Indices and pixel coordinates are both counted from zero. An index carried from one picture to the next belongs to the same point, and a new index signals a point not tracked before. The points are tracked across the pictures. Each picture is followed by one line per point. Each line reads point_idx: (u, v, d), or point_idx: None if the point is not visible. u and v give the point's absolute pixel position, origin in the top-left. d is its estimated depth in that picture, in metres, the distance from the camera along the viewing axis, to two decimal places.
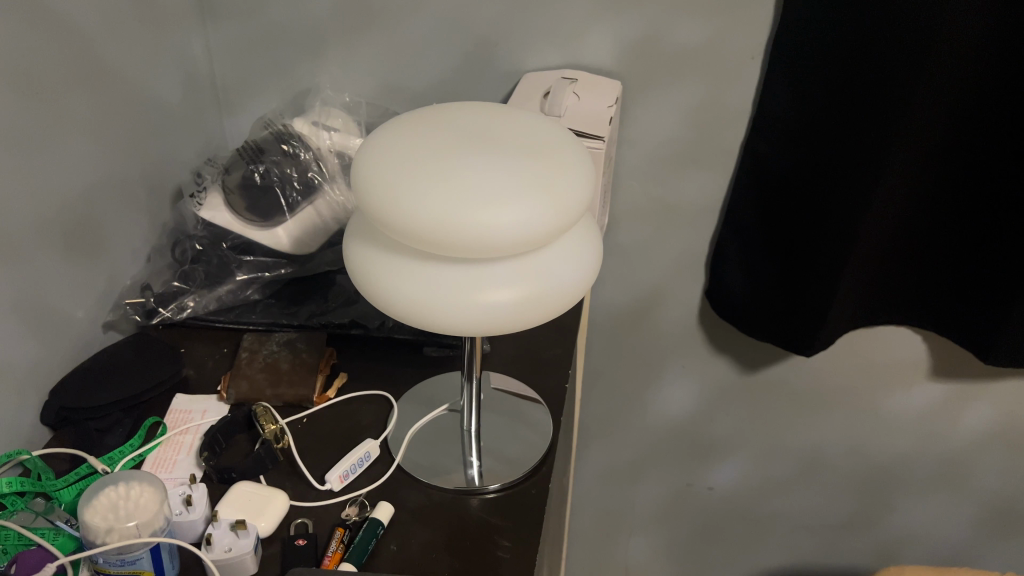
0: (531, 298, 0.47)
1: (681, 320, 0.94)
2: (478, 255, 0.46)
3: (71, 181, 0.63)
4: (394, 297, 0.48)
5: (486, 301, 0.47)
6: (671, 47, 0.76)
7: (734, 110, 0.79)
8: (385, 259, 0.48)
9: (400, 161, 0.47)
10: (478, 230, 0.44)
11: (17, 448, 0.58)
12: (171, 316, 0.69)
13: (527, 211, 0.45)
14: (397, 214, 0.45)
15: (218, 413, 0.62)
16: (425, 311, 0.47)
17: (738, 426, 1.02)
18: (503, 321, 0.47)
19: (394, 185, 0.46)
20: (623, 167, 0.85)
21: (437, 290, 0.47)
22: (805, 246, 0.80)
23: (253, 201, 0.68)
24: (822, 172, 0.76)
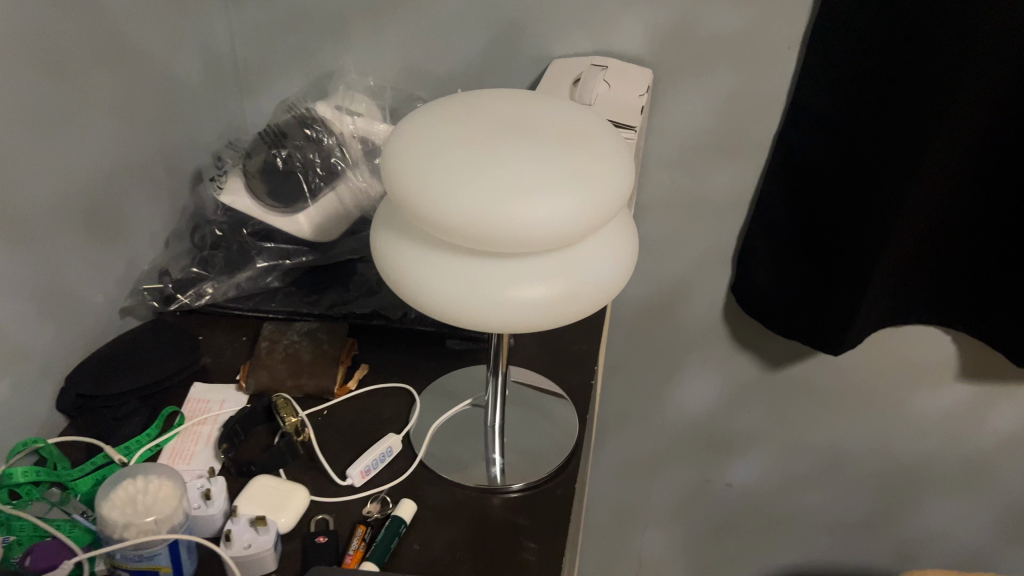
0: (566, 296, 0.45)
1: (706, 315, 0.92)
2: (513, 249, 0.44)
3: (91, 163, 0.61)
4: (424, 292, 0.46)
5: (521, 298, 0.45)
6: (705, 35, 0.74)
7: (768, 101, 0.76)
8: (415, 252, 0.46)
9: (433, 152, 0.45)
10: (516, 224, 0.42)
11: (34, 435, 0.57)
12: (189, 303, 0.67)
13: (566, 205, 0.43)
14: (430, 208, 0.43)
15: (236, 404, 0.60)
16: (456, 308, 0.45)
17: (760, 423, 1.00)
18: (537, 318, 0.46)
19: (428, 178, 0.44)
20: (651, 158, 0.83)
21: (470, 286, 0.45)
22: (838, 244, 0.78)
23: (275, 185, 0.67)
24: (858, 168, 0.73)
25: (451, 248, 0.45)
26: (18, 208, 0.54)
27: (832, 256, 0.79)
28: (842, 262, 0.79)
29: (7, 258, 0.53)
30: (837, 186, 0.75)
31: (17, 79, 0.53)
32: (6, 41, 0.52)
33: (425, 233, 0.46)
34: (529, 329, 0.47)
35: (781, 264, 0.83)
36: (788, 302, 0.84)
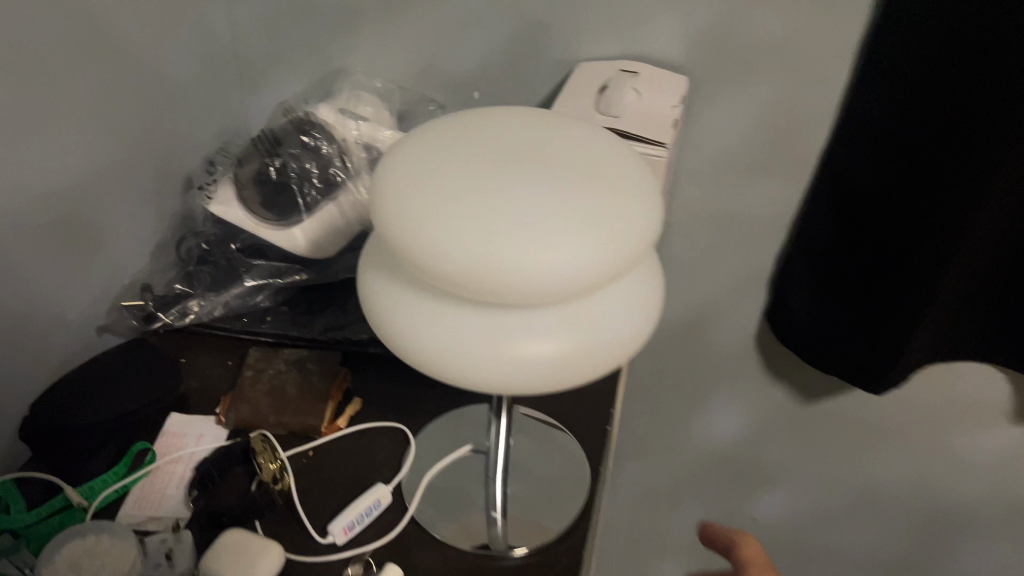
0: (573, 356, 0.39)
1: (737, 343, 0.86)
2: (509, 299, 0.38)
3: (69, 174, 0.56)
4: (413, 341, 0.40)
5: (521, 357, 0.39)
6: (749, 41, 0.66)
7: (817, 116, 0.69)
8: (401, 293, 0.41)
9: (429, 183, 0.39)
10: (517, 275, 0.36)
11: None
12: (172, 322, 0.62)
13: (577, 254, 0.37)
14: (423, 249, 0.37)
15: (215, 440, 0.55)
16: (448, 362, 0.39)
17: (790, 458, 0.94)
18: (540, 378, 0.39)
19: (423, 214, 0.38)
20: (682, 172, 0.76)
21: (464, 340, 0.39)
22: (882, 277, 0.70)
23: (269, 196, 0.61)
24: (908, 198, 0.64)
25: (444, 295, 0.39)
26: None
27: (877, 291, 0.71)
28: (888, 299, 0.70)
29: None
30: (886, 217, 0.67)
31: None
32: None
33: (416, 275, 0.39)
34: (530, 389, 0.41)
35: (822, 293, 0.76)
36: (825, 336, 0.77)
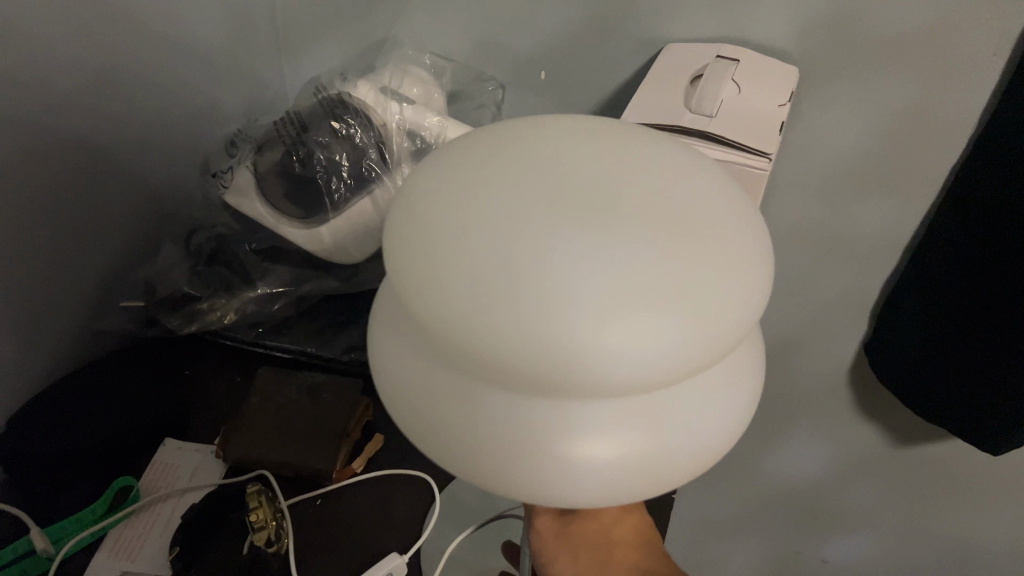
0: (653, 460, 0.28)
1: (825, 375, 0.76)
2: (556, 393, 0.25)
3: (48, 158, 0.48)
4: (436, 426, 0.29)
5: (583, 466, 0.27)
6: (878, 31, 0.54)
7: (951, 127, 0.57)
8: (412, 367, 0.29)
9: (449, 218, 0.26)
10: (586, 370, 0.24)
11: None
12: (175, 327, 0.54)
13: (670, 337, 0.24)
14: (446, 318, 0.25)
15: (209, 475, 0.48)
16: (483, 466, 0.28)
17: (873, 504, 0.83)
18: (605, 489, 0.28)
19: (444, 271, 0.25)
20: (779, 177, 0.65)
21: (502, 439, 0.27)
22: (1013, 323, 0.56)
23: (292, 190, 0.52)
24: None
25: (474, 377, 0.27)
26: None
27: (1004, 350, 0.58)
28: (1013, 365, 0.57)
29: None
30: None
31: None
32: None
33: (437, 347, 0.28)
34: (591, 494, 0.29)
35: (936, 336, 0.63)
36: (934, 381, 0.64)
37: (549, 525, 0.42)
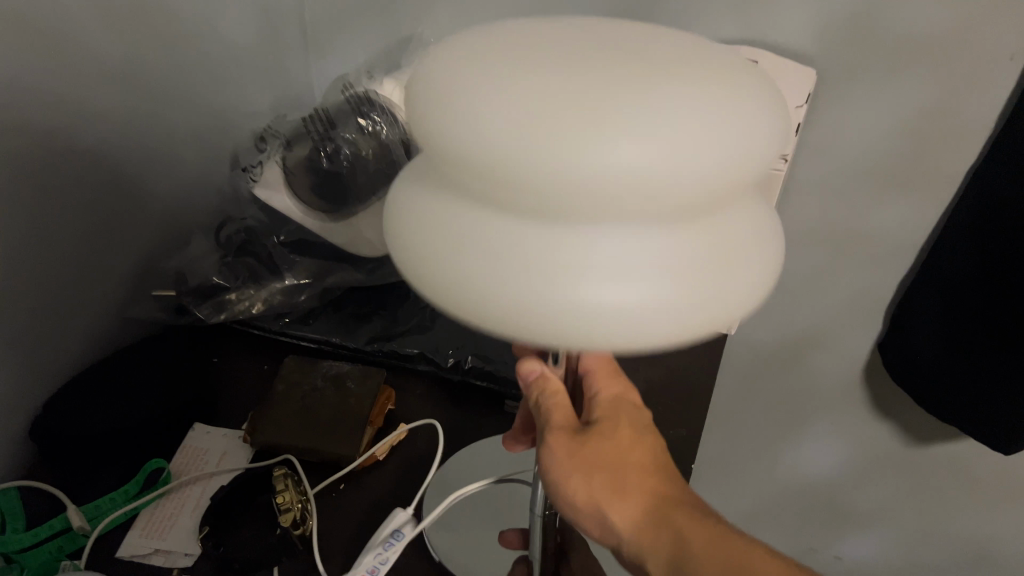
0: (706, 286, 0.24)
1: (841, 373, 0.76)
2: (573, 204, 0.22)
3: (82, 147, 0.50)
4: (463, 295, 0.25)
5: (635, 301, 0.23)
6: (898, 30, 0.55)
7: (969, 127, 0.58)
8: (426, 233, 0.26)
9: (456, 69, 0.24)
10: (631, 155, 0.21)
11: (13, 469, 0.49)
12: (204, 316, 0.55)
13: (694, 132, 0.22)
14: (472, 130, 0.23)
15: (237, 459, 0.49)
16: (506, 316, 0.24)
17: (887, 501, 0.84)
18: (659, 334, 0.24)
19: (453, 103, 0.23)
20: (796, 176, 0.66)
21: (537, 276, 0.23)
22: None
23: (320, 185, 0.54)
24: None
25: (503, 206, 0.24)
26: None
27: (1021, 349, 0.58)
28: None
29: None
30: None
31: None
32: None
33: (460, 198, 0.25)
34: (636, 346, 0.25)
35: (952, 335, 0.63)
36: (949, 378, 0.65)
37: (559, 451, 0.35)
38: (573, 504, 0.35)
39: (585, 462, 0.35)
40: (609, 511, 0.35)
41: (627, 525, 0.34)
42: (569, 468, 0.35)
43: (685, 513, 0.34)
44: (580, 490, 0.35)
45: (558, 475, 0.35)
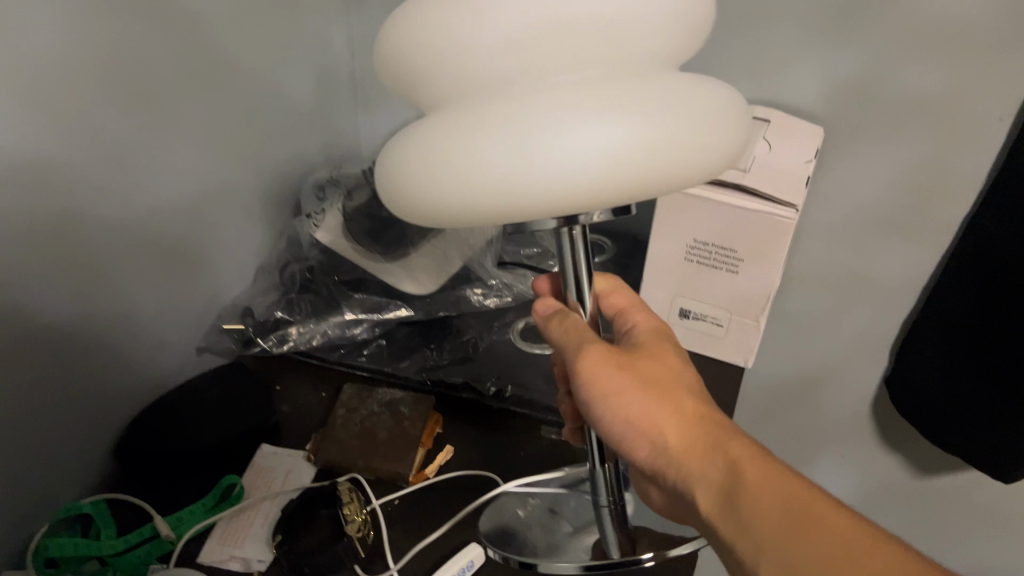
0: (664, 119, 0.30)
1: (850, 407, 0.82)
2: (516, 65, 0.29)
3: (171, 191, 0.57)
4: (468, 165, 0.30)
5: (602, 126, 0.29)
6: (897, 94, 0.63)
7: (963, 179, 0.64)
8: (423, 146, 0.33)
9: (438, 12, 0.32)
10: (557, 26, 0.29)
11: (103, 476, 0.55)
12: (270, 347, 0.62)
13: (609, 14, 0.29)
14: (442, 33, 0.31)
15: (302, 477, 0.54)
16: (477, 176, 0.30)
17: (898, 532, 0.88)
18: (626, 161, 0.29)
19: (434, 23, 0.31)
20: (806, 223, 0.73)
21: (519, 127, 0.29)
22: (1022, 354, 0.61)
23: (375, 230, 0.61)
24: None
25: (488, 68, 0.31)
26: (82, 244, 0.50)
27: (1014, 386, 0.63)
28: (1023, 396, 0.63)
29: (64, 301, 0.49)
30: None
31: (97, 106, 0.48)
32: (93, 70, 0.47)
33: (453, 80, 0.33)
34: (617, 188, 0.31)
35: (952, 372, 0.68)
36: (950, 410, 0.70)
37: (607, 371, 0.38)
38: (624, 424, 0.38)
39: (636, 382, 0.38)
40: (663, 431, 0.37)
41: (678, 445, 0.37)
42: (618, 387, 0.38)
43: (740, 440, 0.36)
44: (631, 406, 0.38)
45: (609, 397, 0.38)
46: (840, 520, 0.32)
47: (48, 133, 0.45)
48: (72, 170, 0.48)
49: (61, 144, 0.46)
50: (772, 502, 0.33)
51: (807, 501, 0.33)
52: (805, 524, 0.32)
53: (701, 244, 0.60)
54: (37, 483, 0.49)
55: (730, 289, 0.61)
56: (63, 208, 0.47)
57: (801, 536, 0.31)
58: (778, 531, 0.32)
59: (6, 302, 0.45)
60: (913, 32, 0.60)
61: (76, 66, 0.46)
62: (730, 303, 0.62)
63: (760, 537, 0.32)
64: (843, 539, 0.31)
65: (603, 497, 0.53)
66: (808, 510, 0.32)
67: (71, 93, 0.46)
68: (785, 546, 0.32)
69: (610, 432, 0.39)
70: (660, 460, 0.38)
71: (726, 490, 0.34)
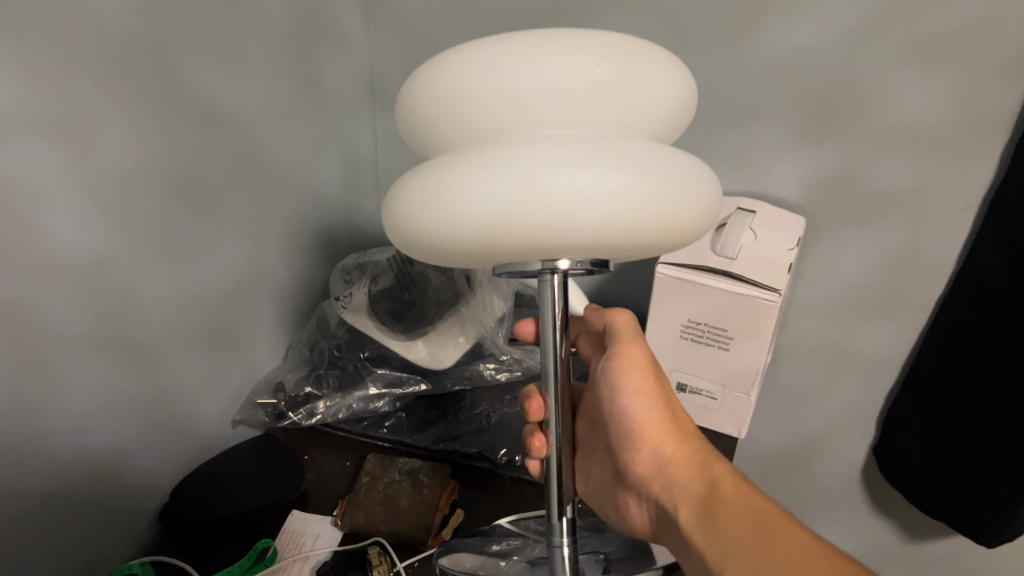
0: (648, 175, 0.37)
1: (842, 474, 0.87)
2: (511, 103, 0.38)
3: (215, 276, 0.63)
4: (478, 197, 0.37)
5: (593, 175, 0.35)
6: (871, 187, 0.69)
7: (934, 265, 0.70)
8: (428, 177, 0.40)
9: (450, 57, 0.40)
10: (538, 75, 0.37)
11: (145, 538, 0.60)
12: (299, 420, 0.68)
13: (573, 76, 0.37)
14: (456, 81, 0.38)
15: (330, 541, 0.59)
16: (461, 205, 0.37)
17: None
18: (613, 205, 0.36)
19: (447, 74, 0.39)
20: (793, 303, 0.79)
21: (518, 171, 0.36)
22: (990, 426, 0.66)
23: (398, 310, 0.68)
24: (1012, 350, 0.61)
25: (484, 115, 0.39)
26: (140, 328, 0.56)
27: (989, 458, 0.67)
28: (993, 466, 0.67)
29: (123, 379, 0.55)
30: (995, 374, 0.64)
31: (155, 206, 0.55)
32: (155, 176, 0.54)
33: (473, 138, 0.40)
34: (604, 228, 0.37)
35: (936, 443, 0.73)
36: (933, 477, 0.74)
37: (637, 378, 0.49)
38: (637, 425, 0.48)
39: (658, 398, 0.49)
40: (661, 444, 0.47)
41: (675, 452, 0.46)
42: (642, 393, 0.49)
43: (722, 465, 0.44)
44: (651, 411, 0.48)
45: (635, 398, 0.49)
46: (802, 541, 0.36)
47: (119, 233, 0.52)
48: (135, 264, 0.54)
49: (127, 242, 0.53)
50: (738, 515, 0.39)
51: (771, 521, 0.38)
52: (765, 539, 0.37)
53: (695, 323, 0.66)
54: (93, 544, 0.54)
55: (723, 365, 0.67)
56: (128, 298, 0.54)
57: (759, 545, 0.36)
58: (739, 536, 0.38)
59: (73, 382, 0.50)
60: (883, 134, 0.67)
61: (141, 170, 0.53)
62: (723, 378, 0.67)
63: (722, 540, 0.38)
64: (796, 555, 0.35)
65: (561, 537, 0.50)
66: (774, 534, 0.37)
67: (139, 198, 0.53)
68: (738, 550, 0.37)
69: (626, 433, 0.49)
70: (658, 463, 0.47)
71: (705, 498, 0.42)
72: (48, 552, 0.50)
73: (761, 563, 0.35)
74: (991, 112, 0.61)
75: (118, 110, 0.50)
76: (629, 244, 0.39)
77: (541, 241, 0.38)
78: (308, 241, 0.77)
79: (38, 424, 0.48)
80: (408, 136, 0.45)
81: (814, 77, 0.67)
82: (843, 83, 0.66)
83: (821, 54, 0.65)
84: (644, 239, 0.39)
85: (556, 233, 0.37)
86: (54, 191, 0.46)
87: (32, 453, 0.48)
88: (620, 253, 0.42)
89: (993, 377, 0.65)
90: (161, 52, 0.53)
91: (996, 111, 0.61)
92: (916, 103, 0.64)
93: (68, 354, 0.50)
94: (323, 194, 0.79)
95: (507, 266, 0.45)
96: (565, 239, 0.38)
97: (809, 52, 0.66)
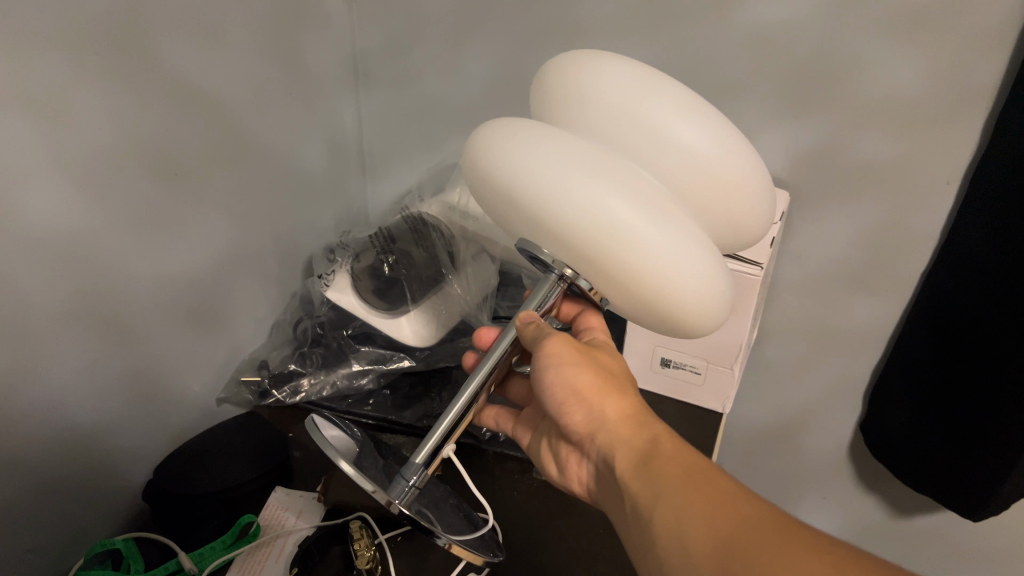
0: (645, 223, 0.40)
1: (825, 442, 0.91)
2: (628, 115, 0.45)
3: (198, 255, 0.63)
4: (510, 156, 0.43)
5: (608, 193, 0.40)
6: (853, 161, 0.70)
7: (917, 239, 0.71)
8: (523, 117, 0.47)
9: (616, 59, 0.47)
10: (656, 109, 0.44)
11: (132, 513, 0.60)
12: (283, 398, 0.70)
13: (679, 132, 0.44)
14: (604, 79, 0.46)
15: (311, 516, 0.60)
16: (518, 142, 0.43)
17: (878, 547, 0.97)
18: (604, 218, 0.40)
19: (602, 68, 0.46)
20: (777, 277, 0.81)
21: (568, 153, 0.42)
22: (966, 402, 0.67)
23: (382, 288, 0.70)
24: (987, 325, 0.62)
25: (600, 107, 0.46)
26: (122, 309, 0.56)
27: (972, 437, 0.67)
28: (963, 440, 0.68)
29: (105, 361, 0.55)
30: (972, 347, 0.65)
31: (133, 184, 0.54)
32: (133, 154, 0.54)
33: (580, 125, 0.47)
34: (589, 235, 0.41)
35: (919, 419, 0.74)
36: (913, 453, 0.75)
37: (561, 347, 0.47)
38: (570, 395, 0.46)
39: (584, 363, 0.47)
40: (601, 405, 0.45)
41: (614, 415, 0.45)
42: (567, 361, 0.46)
43: (663, 426, 0.43)
44: (580, 377, 0.46)
45: (558, 368, 0.47)
46: (725, 485, 0.37)
47: (97, 210, 0.52)
48: (116, 244, 0.54)
49: (106, 222, 0.53)
50: (674, 469, 0.39)
51: (705, 475, 0.38)
52: (696, 492, 0.37)
53: None
54: (78, 520, 0.55)
55: (705, 342, 0.67)
56: (111, 279, 0.54)
57: (687, 489, 0.37)
58: (670, 486, 0.38)
59: (52, 365, 0.50)
60: (864, 108, 0.67)
61: (113, 150, 0.52)
62: (707, 356, 0.67)
63: (656, 490, 0.38)
64: (721, 502, 0.36)
65: (414, 473, 0.48)
66: (705, 485, 0.37)
67: (118, 178, 0.53)
68: (668, 498, 0.37)
69: (557, 402, 0.47)
70: (596, 425, 0.45)
71: (641, 455, 0.41)
72: (32, 532, 0.51)
73: (686, 508, 0.36)
74: (971, 84, 0.61)
75: (96, 87, 0.49)
76: (615, 276, 0.43)
77: (536, 214, 0.43)
78: (295, 221, 0.78)
79: (22, 407, 0.48)
80: (537, 116, 0.52)
81: (798, 50, 0.66)
82: (825, 57, 0.66)
83: (804, 26, 0.65)
84: (622, 281, 0.43)
85: (562, 219, 0.42)
86: (26, 170, 0.46)
87: (15, 436, 0.48)
88: (609, 282, 0.45)
89: (974, 352, 0.65)
90: (135, 30, 0.52)
91: (975, 84, 0.61)
92: (897, 76, 0.64)
93: (50, 336, 0.50)
94: (310, 174, 0.80)
95: (527, 245, 0.49)
96: (563, 231, 0.43)
97: (791, 25, 0.65)
